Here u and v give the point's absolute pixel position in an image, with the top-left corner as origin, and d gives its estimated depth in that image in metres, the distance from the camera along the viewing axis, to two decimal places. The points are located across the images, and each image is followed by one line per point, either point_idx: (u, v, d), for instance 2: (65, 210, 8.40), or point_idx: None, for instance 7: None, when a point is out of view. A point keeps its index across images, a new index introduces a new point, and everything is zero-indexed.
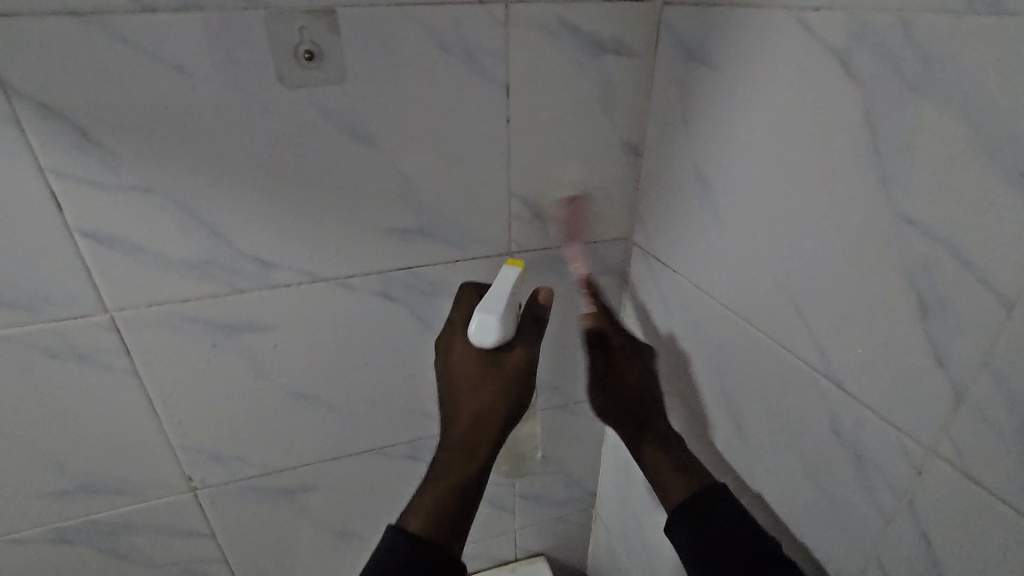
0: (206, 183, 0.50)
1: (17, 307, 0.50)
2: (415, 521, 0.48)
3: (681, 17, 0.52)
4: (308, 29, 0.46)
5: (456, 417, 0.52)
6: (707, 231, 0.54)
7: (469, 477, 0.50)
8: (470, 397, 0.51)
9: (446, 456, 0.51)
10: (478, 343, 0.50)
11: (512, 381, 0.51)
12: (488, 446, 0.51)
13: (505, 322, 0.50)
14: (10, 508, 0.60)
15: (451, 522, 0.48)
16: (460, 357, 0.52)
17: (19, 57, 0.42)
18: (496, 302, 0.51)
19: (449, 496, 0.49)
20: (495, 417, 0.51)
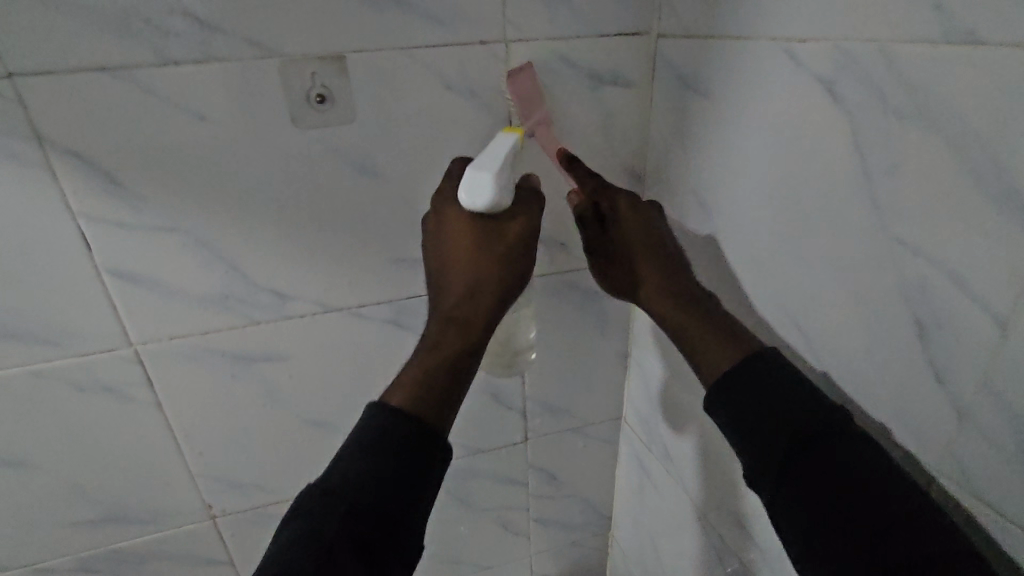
0: (224, 220, 0.53)
1: (50, 344, 0.53)
2: (398, 401, 0.44)
3: (675, 47, 0.54)
4: (319, 74, 0.49)
5: (450, 289, 0.48)
6: (710, 252, 0.55)
7: (462, 353, 0.47)
8: (463, 269, 0.47)
9: (438, 330, 0.47)
10: (471, 204, 0.46)
11: (512, 250, 0.48)
12: (486, 320, 0.48)
13: (499, 182, 0.45)
14: (38, 538, 0.62)
15: (439, 404, 0.45)
16: (453, 224, 0.48)
17: (55, 112, 0.45)
18: (491, 162, 0.47)
19: (439, 372, 0.46)
20: (494, 288, 0.48)
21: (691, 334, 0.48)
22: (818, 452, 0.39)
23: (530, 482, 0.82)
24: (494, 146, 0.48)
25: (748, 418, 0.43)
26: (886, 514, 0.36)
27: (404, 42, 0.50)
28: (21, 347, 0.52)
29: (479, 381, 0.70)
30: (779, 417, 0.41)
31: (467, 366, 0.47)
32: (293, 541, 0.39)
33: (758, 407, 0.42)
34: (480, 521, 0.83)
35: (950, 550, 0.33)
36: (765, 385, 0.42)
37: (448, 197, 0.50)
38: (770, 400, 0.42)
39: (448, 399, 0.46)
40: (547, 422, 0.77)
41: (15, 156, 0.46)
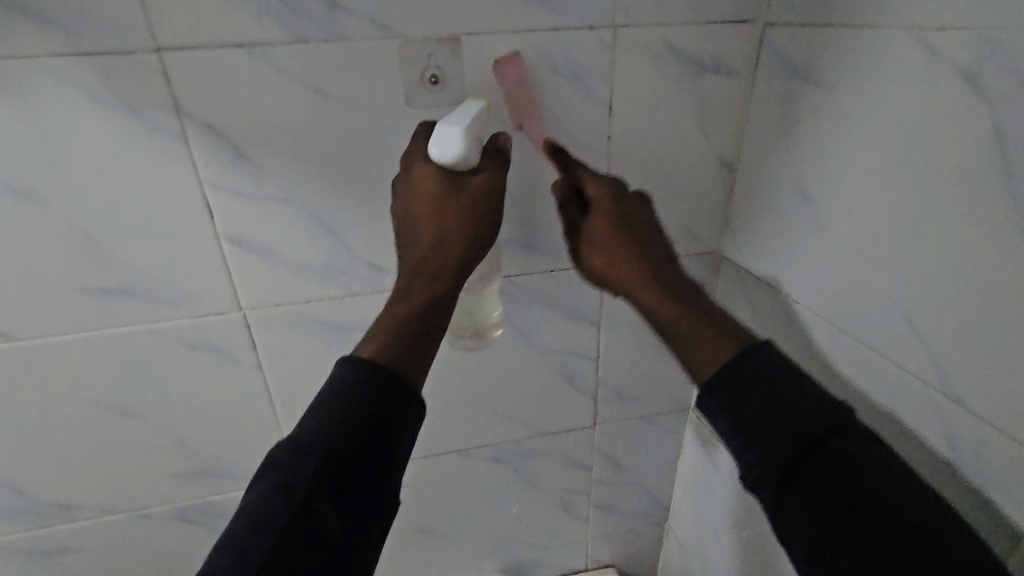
0: (335, 194, 0.55)
1: (170, 304, 0.57)
2: (371, 348, 0.43)
3: (786, 36, 0.53)
4: (435, 56, 0.51)
5: (416, 244, 0.48)
6: (810, 244, 0.54)
7: (431, 299, 0.46)
8: (433, 218, 0.47)
9: (408, 281, 0.47)
10: (439, 158, 0.46)
11: (479, 199, 0.48)
12: (455, 267, 0.47)
13: (468, 138, 0.46)
14: (144, 486, 0.66)
15: (415, 346, 0.43)
16: (421, 179, 0.48)
17: (194, 86, 0.48)
18: (462, 117, 0.47)
19: (408, 319, 0.44)
20: (459, 234, 0.48)
21: (681, 330, 0.45)
22: (823, 465, 0.36)
23: (595, 467, 0.83)
24: (463, 106, 0.49)
25: (746, 422, 0.39)
26: (899, 533, 0.33)
27: (517, 26, 0.51)
28: (144, 305, 0.56)
29: (556, 364, 0.72)
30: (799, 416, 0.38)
31: (441, 309, 0.46)
32: (278, 488, 0.37)
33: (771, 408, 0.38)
34: (542, 501, 0.84)
35: (980, 570, 0.31)
36: (765, 398, 0.39)
37: (415, 154, 0.50)
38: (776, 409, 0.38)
39: (423, 344, 0.44)
40: (617, 409, 0.78)
41: (155, 125, 0.49)
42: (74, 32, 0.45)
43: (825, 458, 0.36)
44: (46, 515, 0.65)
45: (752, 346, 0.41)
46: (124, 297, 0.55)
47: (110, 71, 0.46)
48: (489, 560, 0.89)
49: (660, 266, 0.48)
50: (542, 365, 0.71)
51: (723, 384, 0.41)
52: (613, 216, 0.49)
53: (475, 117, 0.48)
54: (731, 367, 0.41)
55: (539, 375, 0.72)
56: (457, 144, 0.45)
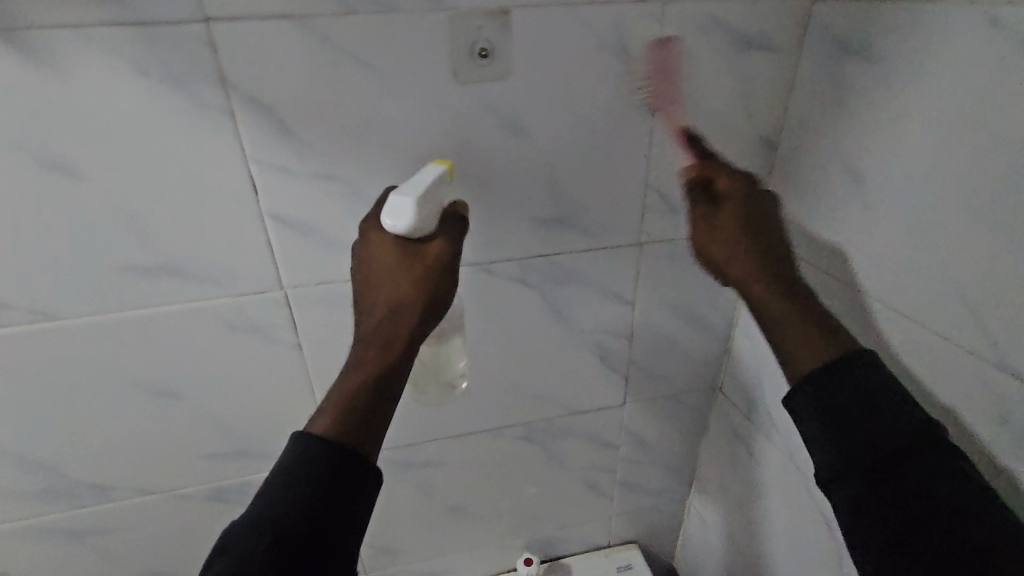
0: (380, 172, 0.54)
1: (211, 282, 0.56)
2: (323, 421, 0.43)
3: (837, 11, 0.53)
4: (485, 29, 0.50)
5: (370, 312, 0.48)
6: (856, 221, 0.55)
7: (383, 372, 0.46)
8: (385, 286, 0.47)
9: (360, 352, 0.47)
10: (393, 227, 0.45)
11: (431, 271, 0.47)
12: (404, 338, 0.46)
13: (420, 206, 0.45)
14: (181, 466, 0.66)
15: (363, 423, 0.44)
16: (375, 248, 0.48)
17: (241, 57, 0.47)
18: (414, 188, 0.46)
19: (359, 392, 0.45)
20: (412, 306, 0.47)
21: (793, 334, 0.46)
22: (897, 482, 0.40)
23: (621, 445, 0.84)
24: (419, 174, 0.48)
25: (848, 420, 0.42)
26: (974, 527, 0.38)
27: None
28: (186, 284, 0.55)
29: (589, 344, 0.72)
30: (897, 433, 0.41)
31: (392, 384, 0.46)
32: (230, 570, 0.38)
33: (851, 406, 0.42)
34: (569, 479, 0.85)
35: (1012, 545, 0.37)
36: (877, 411, 0.41)
37: (372, 222, 0.49)
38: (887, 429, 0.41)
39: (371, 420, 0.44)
40: (646, 388, 0.79)
41: (202, 99, 0.48)
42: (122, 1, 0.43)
43: (911, 469, 0.40)
44: (82, 496, 0.65)
45: (847, 359, 0.43)
46: (166, 275, 0.55)
47: (157, 42, 0.45)
48: (515, 537, 0.90)
49: (756, 243, 0.49)
50: (576, 344, 0.72)
51: (829, 393, 0.43)
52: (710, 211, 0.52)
53: (429, 187, 0.47)
54: (829, 381, 0.43)
55: (573, 354, 0.72)
56: (407, 218, 0.44)
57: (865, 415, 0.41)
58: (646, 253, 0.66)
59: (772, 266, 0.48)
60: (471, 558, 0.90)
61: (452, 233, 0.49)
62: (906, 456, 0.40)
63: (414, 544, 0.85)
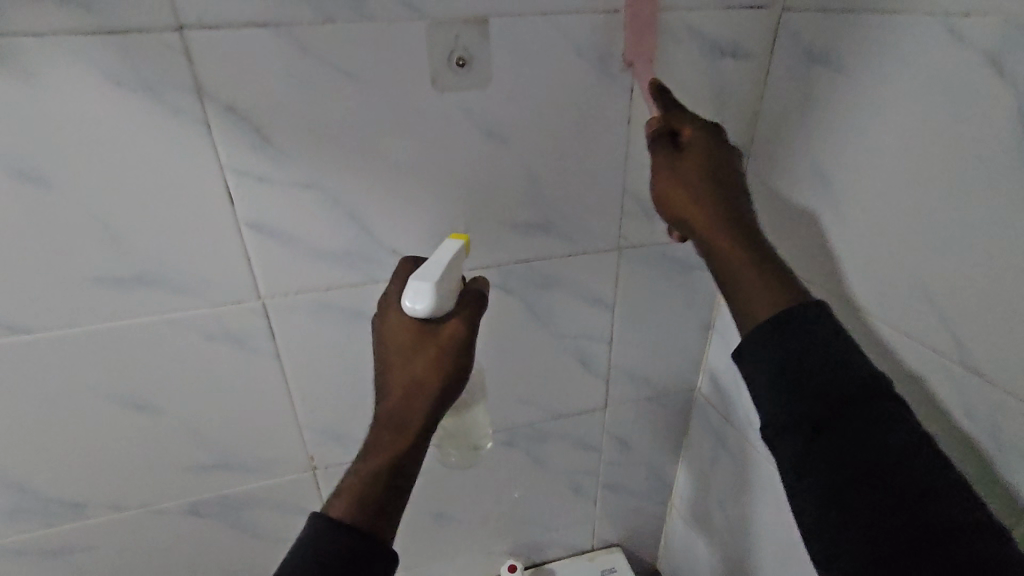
0: (360, 179, 0.54)
1: (187, 293, 0.55)
2: (339, 506, 0.44)
3: (805, 21, 0.55)
4: (463, 37, 0.50)
5: (387, 394, 0.49)
6: (827, 224, 0.56)
7: (399, 457, 0.47)
8: (401, 370, 0.48)
9: (377, 434, 0.48)
10: (411, 310, 0.46)
11: (446, 352, 0.48)
12: (419, 424, 0.48)
13: (438, 290, 0.46)
14: (158, 481, 0.65)
15: (378, 508, 0.45)
16: (394, 327, 0.49)
17: (217, 66, 0.47)
18: (433, 271, 0.48)
19: (377, 476, 0.46)
20: (427, 390, 0.48)
21: (743, 285, 0.47)
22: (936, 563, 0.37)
23: (604, 448, 0.85)
24: (437, 254, 0.50)
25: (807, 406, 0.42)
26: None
27: (544, 8, 0.51)
28: (161, 295, 0.54)
29: (571, 348, 0.73)
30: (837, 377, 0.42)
31: (408, 466, 0.47)
32: None
33: (822, 349, 0.42)
34: (553, 483, 0.86)
35: None
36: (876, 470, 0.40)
37: (390, 303, 0.51)
38: (849, 425, 0.41)
39: (387, 506, 0.45)
40: (628, 391, 0.80)
41: (177, 108, 0.47)
42: (93, 8, 0.43)
43: (885, 464, 0.40)
44: (53, 514, 0.63)
45: (796, 307, 0.44)
46: (139, 286, 0.54)
47: (128, 48, 0.45)
48: (500, 543, 0.90)
49: (732, 199, 0.50)
50: (558, 349, 0.72)
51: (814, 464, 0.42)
52: (705, 159, 0.51)
53: (448, 269, 0.48)
54: (782, 320, 0.44)
55: (555, 359, 0.73)
56: (427, 304, 0.45)
57: (843, 389, 0.41)
58: (625, 257, 0.67)
59: (744, 229, 0.48)
60: (456, 565, 0.90)
61: (470, 314, 0.50)
62: (874, 391, 0.41)
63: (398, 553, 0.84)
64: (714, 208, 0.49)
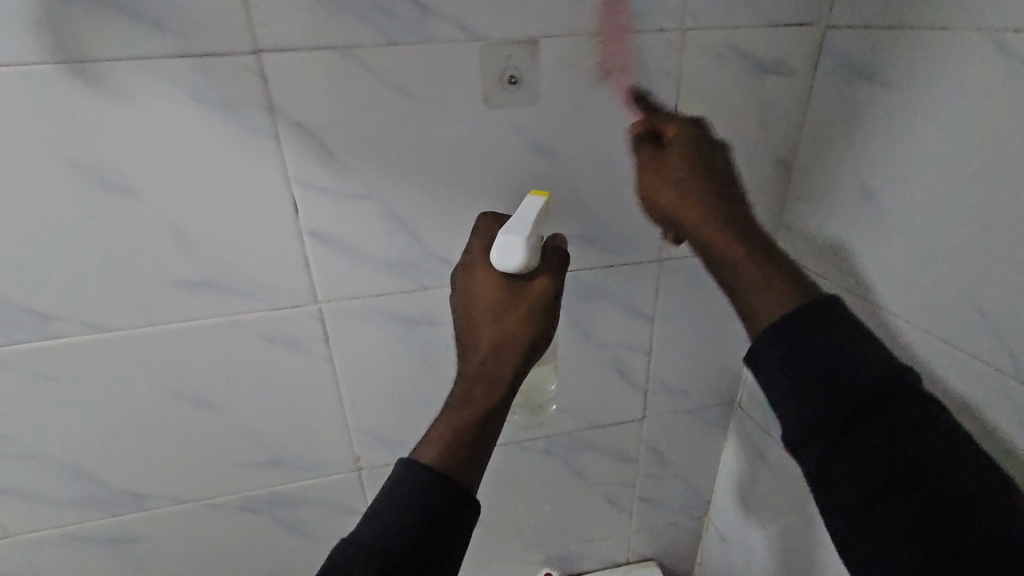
0: (414, 190, 0.57)
1: (251, 296, 0.59)
2: (429, 451, 0.47)
3: (850, 39, 0.56)
4: (514, 58, 0.53)
5: (476, 349, 0.52)
6: (873, 237, 0.56)
7: (489, 407, 0.49)
8: (493, 324, 0.51)
9: (466, 387, 0.50)
10: (504, 264, 0.49)
11: (535, 309, 0.51)
12: (509, 376, 0.50)
13: (530, 246, 0.48)
14: (215, 476, 0.68)
15: (469, 453, 0.47)
16: (481, 285, 0.52)
17: (288, 85, 0.50)
18: (521, 226, 0.49)
19: (468, 424, 0.48)
20: (516, 345, 0.51)
21: (743, 272, 0.47)
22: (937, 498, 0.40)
23: (641, 460, 0.85)
24: (522, 210, 0.51)
25: (806, 383, 0.43)
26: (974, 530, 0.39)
27: (592, 29, 0.54)
28: (228, 297, 0.58)
29: (611, 358, 0.74)
30: (833, 365, 0.42)
31: (496, 416, 0.50)
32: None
33: (828, 346, 0.42)
34: (590, 493, 0.86)
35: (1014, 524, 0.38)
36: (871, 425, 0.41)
37: (475, 262, 0.54)
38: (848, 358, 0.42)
39: (477, 453, 0.48)
40: (667, 402, 0.80)
41: (251, 124, 0.51)
42: (182, 34, 0.47)
43: (881, 423, 0.41)
44: (118, 504, 0.67)
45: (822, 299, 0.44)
46: (209, 289, 0.57)
47: (212, 70, 0.49)
48: (535, 552, 0.90)
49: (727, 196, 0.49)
50: (598, 358, 0.73)
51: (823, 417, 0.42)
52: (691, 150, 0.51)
53: (534, 224, 0.50)
54: (807, 313, 0.44)
55: (595, 368, 0.74)
56: (519, 259, 0.48)
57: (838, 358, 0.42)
58: (666, 269, 0.68)
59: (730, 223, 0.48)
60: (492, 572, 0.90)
61: (557, 273, 0.53)
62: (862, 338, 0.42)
63: None
64: (709, 228, 0.48)
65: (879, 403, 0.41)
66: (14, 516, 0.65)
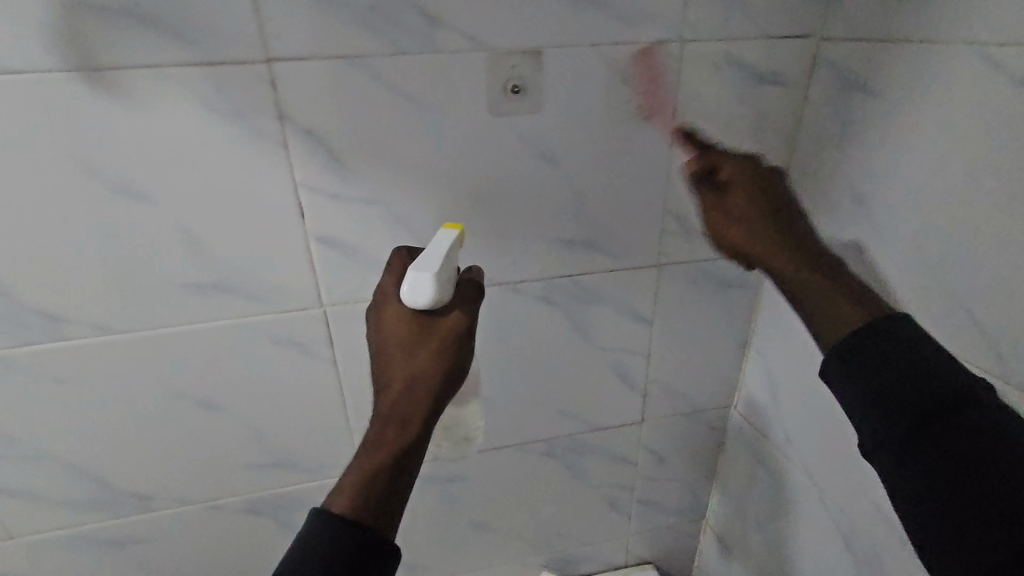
0: (419, 196, 0.58)
1: (257, 299, 0.60)
2: (340, 501, 0.45)
3: (844, 51, 0.57)
4: (518, 67, 0.55)
5: (387, 387, 0.50)
6: (866, 244, 0.58)
7: (402, 448, 0.48)
8: (403, 364, 0.49)
9: (378, 430, 0.48)
10: (413, 302, 0.48)
11: (446, 345, 0.50)
12: (421, 416, 0.49)
13: (440, 281, 0.47)
14: (218, 477, 0.69)
15: (382, 499, 0.45)
16: (391, 320, 0.51)
17: (298, 93, 0.52)
18: (430, 262, 0.48)
19: (382, 469, 0.47)
20: (428, 382, 0.50)
21: (818, 300, 0.48)
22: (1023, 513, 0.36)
23: (639, 463, 0.86)
24: (434, 245, 0.50)
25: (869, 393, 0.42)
26: None
27: (594, 40, 0.55)
28: (235, 300, 0.59)
29: (610, 362, 0.75)
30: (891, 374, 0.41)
31: (412, 457, 0.48)
32: None
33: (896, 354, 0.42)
34: (589, 496, 0.87)
35: None
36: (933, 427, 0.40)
37: (385, 296, 0.52)
38: (908, 365, 0.41)
39: (390, 496, 0.46)
40: (665, 406, 0.81)
41: (260, 130, 0.52)
42: (194, 42, 0.48)
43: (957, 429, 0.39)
44: (123, 506, 0.68)
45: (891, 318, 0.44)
46: (216, 292, 0.58)
47: (223, 77, 0.50)
48: (533, 555, 0.91)
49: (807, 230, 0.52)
50: (598, 362, 0.74)
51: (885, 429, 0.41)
52: (749, 190, 0.53)
53: (444, 258, 0.49)
54: (876, 329, 0.43)
55: (594, 371, 0.75)
56: (429, 296, 0.47)
57: (910, 364, 0.41)
58: (665, 274, 0.70)
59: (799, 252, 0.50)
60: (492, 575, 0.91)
61: (468, 307, 0.52)
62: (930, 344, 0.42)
63: (435, 560, 0.86)
64: (779, 253, 0.50)
65: (951, 412, 0.39)
66: (17, 516, 0.65)
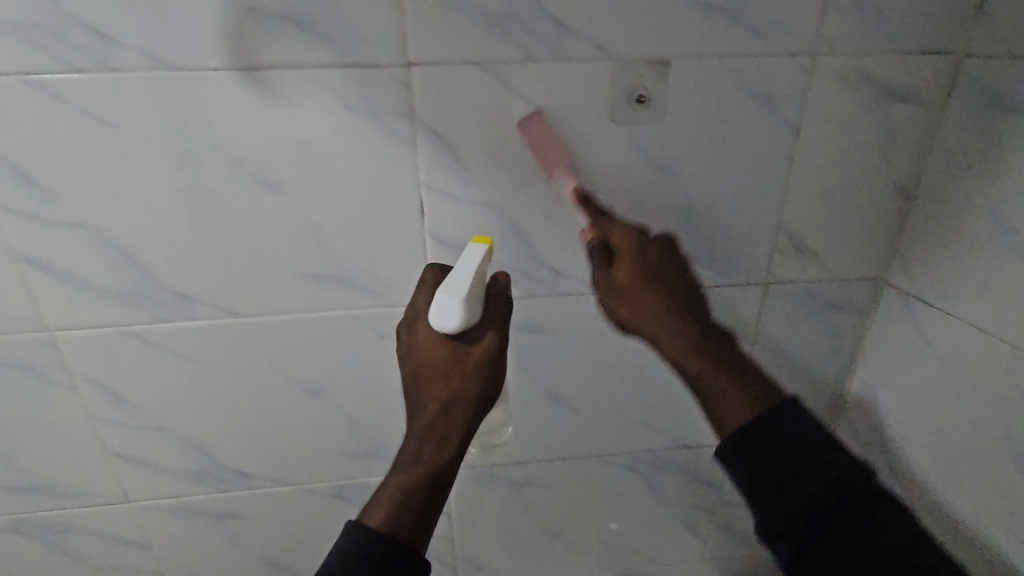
0: (533, 200, 0.59)
1: (371, 293, 0.62)
2: (377, 516, 0.45)
3: (991, 68, 0.55)
4: (645, 77, 0.55)
5: (424, 407, 0.50)
6: (1005, 271, 0.55)
7: (436, 468, 0.48)
8: (440, 385, 0.49)
9: (415, 447, 0.49)
10: (442, 326, 0.47)
11: (479, 367, 0.49)
12: (459, 435, 0.49)
13: (467, 304, 0.47)
14: (315, 462, 0.72)
15: (419, 513, 0.46)
16: (425, 341, 0.50)
17: (431, 96, 0.54)
18: (461, 283, 0.48)
19: (416, 486, 0.47)
20: (468, 401, 0.49)
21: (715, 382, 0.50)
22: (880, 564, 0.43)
23: (722, 485, 0.83)
24: (462, 263, 0.50)
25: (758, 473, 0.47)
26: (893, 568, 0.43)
27: (723, 52, 0.55)
28: (350, 292, 0.61)
29: None
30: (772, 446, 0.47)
31: (446, 476, 0.48)
32: None
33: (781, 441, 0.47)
34: (666, 514, 0.85)
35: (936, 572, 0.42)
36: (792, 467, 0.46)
37: (418, 316, 0.51)
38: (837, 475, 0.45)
39: (427, 509, 0.47)
40: None
41: (394, 131, 0.55)
42: (343, 46, 0.51)
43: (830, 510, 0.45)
44: (227, 481, 0.71)
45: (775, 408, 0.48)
46: (334, 283, 0.61)
47: (365, 79, 0.52)
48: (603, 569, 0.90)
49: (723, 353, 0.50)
50: None
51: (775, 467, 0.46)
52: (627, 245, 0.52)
53: (473, 278, 0.48)
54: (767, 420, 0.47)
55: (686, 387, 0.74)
56: (457, 320, 0.46)
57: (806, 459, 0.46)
58: (771, 294, 0.67)
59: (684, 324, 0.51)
60: None
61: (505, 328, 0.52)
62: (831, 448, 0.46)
63: (505, 564, 0.87)
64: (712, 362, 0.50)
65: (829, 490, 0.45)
66: (135, 483, 0.70)
